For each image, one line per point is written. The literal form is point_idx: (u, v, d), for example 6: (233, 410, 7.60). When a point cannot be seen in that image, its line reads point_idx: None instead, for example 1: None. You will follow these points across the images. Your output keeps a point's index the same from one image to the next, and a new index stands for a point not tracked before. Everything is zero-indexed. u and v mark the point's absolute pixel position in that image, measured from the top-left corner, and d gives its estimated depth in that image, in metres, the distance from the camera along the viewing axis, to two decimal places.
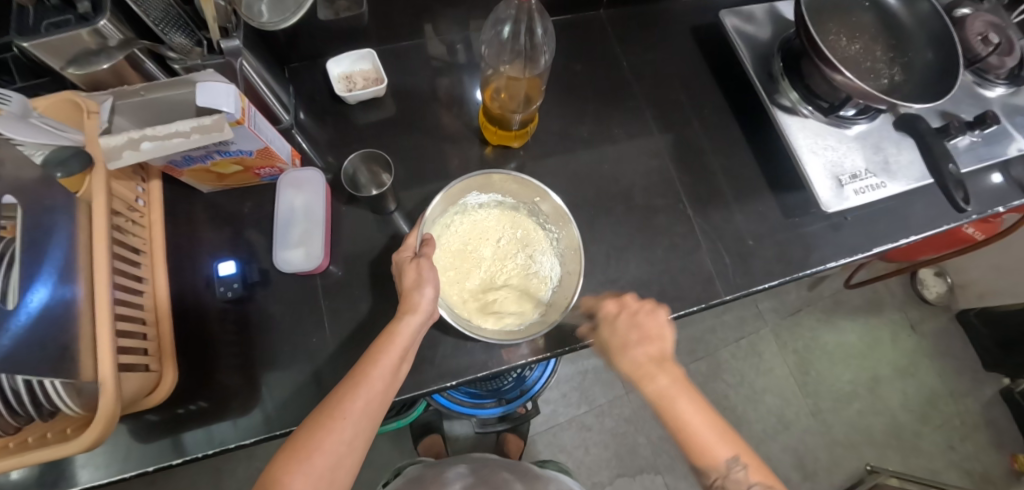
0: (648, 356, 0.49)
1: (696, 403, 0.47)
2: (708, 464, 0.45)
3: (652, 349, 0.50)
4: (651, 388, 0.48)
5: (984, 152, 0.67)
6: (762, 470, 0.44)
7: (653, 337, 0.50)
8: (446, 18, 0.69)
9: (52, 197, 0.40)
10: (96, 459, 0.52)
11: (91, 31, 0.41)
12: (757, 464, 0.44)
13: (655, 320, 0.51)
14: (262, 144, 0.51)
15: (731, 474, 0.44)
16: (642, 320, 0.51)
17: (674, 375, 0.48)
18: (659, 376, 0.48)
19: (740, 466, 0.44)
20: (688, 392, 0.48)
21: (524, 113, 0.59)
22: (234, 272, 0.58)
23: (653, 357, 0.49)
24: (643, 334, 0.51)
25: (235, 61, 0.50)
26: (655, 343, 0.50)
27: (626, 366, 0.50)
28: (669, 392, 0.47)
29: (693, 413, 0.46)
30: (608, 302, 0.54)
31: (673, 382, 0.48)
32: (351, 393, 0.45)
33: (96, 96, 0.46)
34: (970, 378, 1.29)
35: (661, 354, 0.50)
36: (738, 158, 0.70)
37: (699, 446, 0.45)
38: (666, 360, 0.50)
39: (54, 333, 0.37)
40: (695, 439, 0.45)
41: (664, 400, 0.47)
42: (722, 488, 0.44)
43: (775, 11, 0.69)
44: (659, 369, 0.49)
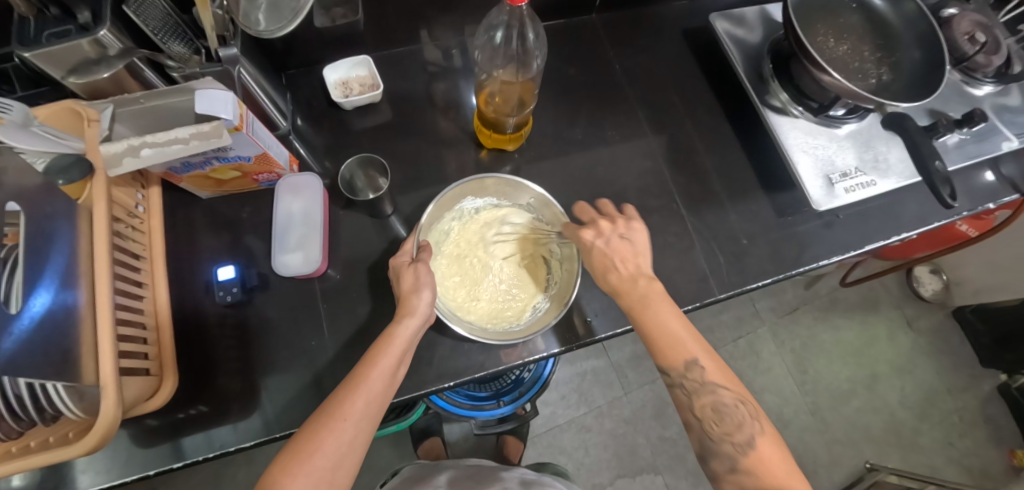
0: (625, 273, 0.52)
1: (669, 311, 0.49)
2: (669, 364, 0.48)
3: (629, 266, 0.52)
4: (626, 298, 0.51)
5: (973, 149, 0.68)
6: (721, 374, 0.47)
7: (628, 255, 0.53)
8: (440, 24, 0.70)
9: (52, 204, 0.41)
10: (97, 463, 0.52)
11: (92, 41, 0.42)
12: (718, 367, 0.47)
13: (635, 237, 0.54)
14: (259, 150, 0.52)
15: (689, 372, 0.47)
16: (617, 240, 0.53)
17: (652, 286, 0.51)
18: (633, 289, 0.51)
19: (698, 367, 0.47)
20: (664, 302, 0.50)
21: (518, 116, 0.61)
22: (233, 277, 0.58)
23: (631, 273, 0.52)
24: (620, 253, 0.53)
25: (233, 69, 0.51)
26: (631, 261, 0.53)
27: (609, 281, 0.52)
28: (642, 298, 0.50)
29: (667, 320, 0.49)
30: (584, 207, 0.58)
31: (646, 293, 0.50)
32: (351, 393, 0.45)
33: (95, 105, 0.46)
34: (967, 374, 1.29)
35: (640, 270, 0.52)
36: (731, 158, 0.71)
37: (665, 348, 0.48)
38: (642, 274, 0.52)
39: (56, 338, 0.38)
40: (660, 341, 0.48)
41: (637, 306, 0.50)
42: (681, 386, 0.47)
43: (764, 13, 0.70)
44: (636, 282, 0.51)
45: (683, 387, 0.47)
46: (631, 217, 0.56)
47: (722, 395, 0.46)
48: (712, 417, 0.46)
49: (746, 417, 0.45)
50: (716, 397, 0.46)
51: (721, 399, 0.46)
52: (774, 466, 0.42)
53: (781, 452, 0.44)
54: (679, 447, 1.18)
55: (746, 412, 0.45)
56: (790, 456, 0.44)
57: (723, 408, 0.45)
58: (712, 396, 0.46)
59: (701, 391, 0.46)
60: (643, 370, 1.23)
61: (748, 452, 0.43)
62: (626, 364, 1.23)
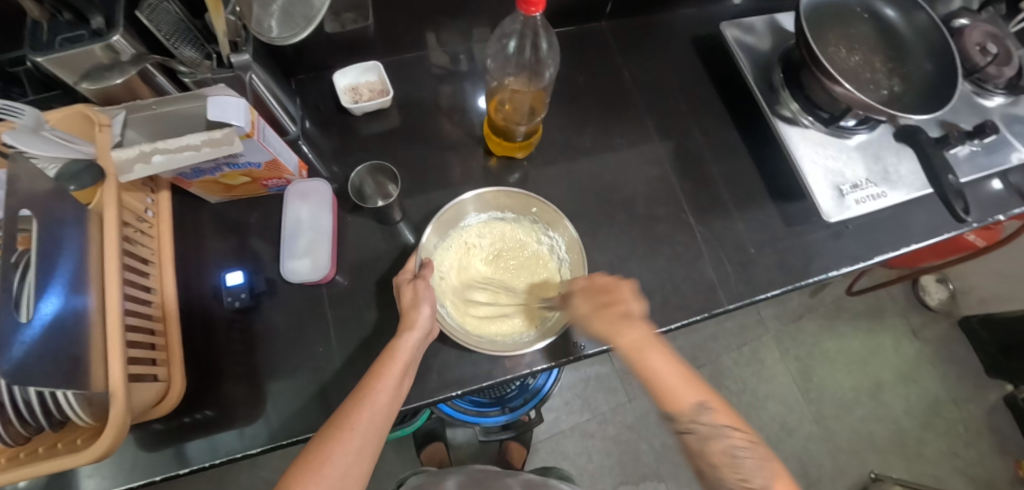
0: (616, 314, 0.50)
1: (665, 354, 0.48)
2: (676, 410, 0.45)
3: (617, 309, 0.51)
4: (622, 341, 0.48)
5: (984, 161, 0.68)
6: (729, 415, 0.45)
7: (619, 302, 0.51)
8: (450, 29, 0.70)
9: (63, 209, 0.41)
10: (103, 469, 0.52)
11: (104, 47, 0.42)
12: (725, 407, 0.46)
13: (626, 294, 0.52)
14: (269, 156, 0.52)
15: (699, 417, 0.45)
16: (609, 289, 0.52)
17: (639, 329, 0.49)
18: (626, 331, 0.49)
19: (707, 410, 0.45)
20: (657, 345, 0.48)
21: (529, 125, 0.60)
22: (242, 282, 0.58)
23: (621, 316, 0.50)
24: (609, 300, 0.52)
25: (244, 75, 0.51)
26: (620, 306, 0.51)
27: (598, 325, 0.50)
28: (640, 345, 0.47)
29: (661, 363, 0.47)
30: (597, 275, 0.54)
31: (640, 337, 0.48)
32: (357, 405, 0.45)
33: (108, 110, 0.46)
34: (972, 384, 1.29)
35: (628, 313, 0.50)
36: (740, 167, 0.71)
37: (670, 392, 0.46)
38: (632, 317, 0.50)
39: (66, 345, 0.38)
40: (660, 386, 0.46)
41: (635, 353, 0.48)
42: (692, 431, 0.45)
43: (774, 23, 0.70)
44: (628, 325, 0.49)
45: (694, 434, 0.44)
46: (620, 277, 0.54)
47: (733, 437, 0.44)
48: (728, 463, 0.43)
49: (760, 464, 0.43)
50: (729, 441, 0.44)
51: (734, 442, 0.44)
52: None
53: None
54: (681, 455, 1.18)
55: (759, 455, 0.44)
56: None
57: (738, 453, 0.44)
58: (724, 440, 0.44)
59: (714, 435, 0.44)
60: None
61: None
62: (629, 370, 1.23)
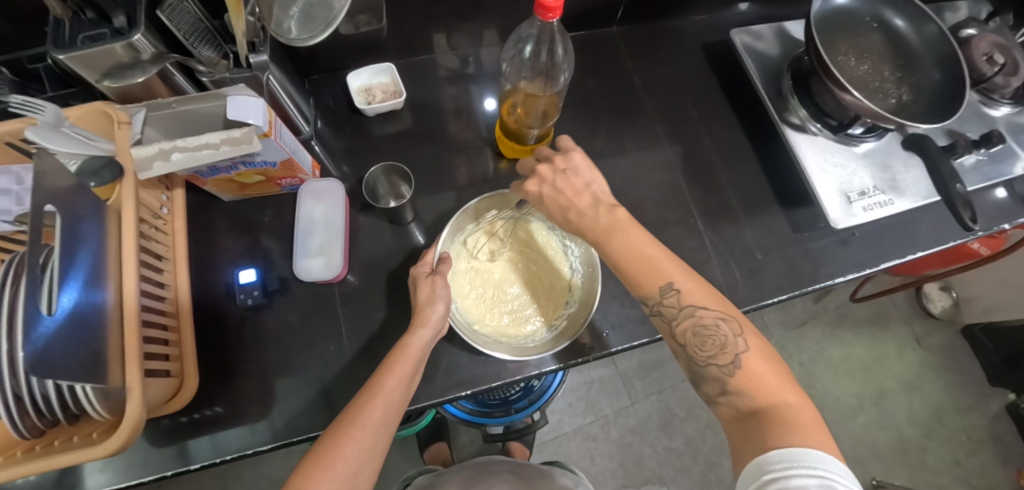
0: (584, 207, 0.51)
1: (632, 236, 0.48)
2: (645, 294, 0.47)
3: (584, 199, 0.51)
4: (590, 230, 0.50)
5: (990, 171, 0.68)
6: (695, 292, 0.46)
7: (581, 186, 0.52)
8: (462, 32, 0.71)
9: (85, 205, 0.41)
10: (115, 463, 0.53)
11: (126, 45, 0.43)
12: (694, 287, 0.46)
13: (579, 172, 0.52)
14: (285, 156, 0.53)
15: (664, 299, 0.46)
16: (562, 177, 0.52)
17: (615, 214, 0.50)
18: (596, 219, 0.50)
19: (673, 291, 0.46)
20: (626, 227, 0.49)
21: (541, 128, 0.61)
22: (254, 280, 0.59)
23: (589, 205, 0.51)
24: (569, 191, 0.51)
25: (262, 75, 0.52)
26: (585, 194, 0.51)
27: (571, 225, 0.52)
28: (608, 228, 0.49)
29: (628, 244, 0.48)
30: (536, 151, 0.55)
31: (609, 220, 0.49)
32: (368, 402, 0.46)
33: (128, 108, 0.47)
34: (975, 392, 1.29)
35: (596, 198, 0.51)
36: (747, 172, 0.71)
37: (641, 277, 0.47)
38: (602, 203, 0.51)
39: (85, 339, 0.38)
40: (632, 269, 0.48)
41: (600, 237, 0.49)
42: (659, 312, 0.47)
43: (782, 30, 0.71)
44: (597, 214, 0.50)
45: (662, 315, 0.47)
46: (568, 148, 0.53)
47: (701, 316, 0.45)
48: (695, 341, 0.45)
49: (729, 336, 0.44)
50: (694, 320, 0.45)
51: (699, 321, 0.45)
52: (764, 381, 0.42)
53: (768, 365, 0.43)
54: (683, 459, 1.18)
55: (731, 329, 0.44)
56: (778, 365, 0.43)
57: (704, 330, 0.45)
58: (692, 320, 0.45)
59: (680, 316, 0.46)
60: (649, 381, 1.23)
61: (734, 372, 0.43)
62: (633, 373, 1.23)
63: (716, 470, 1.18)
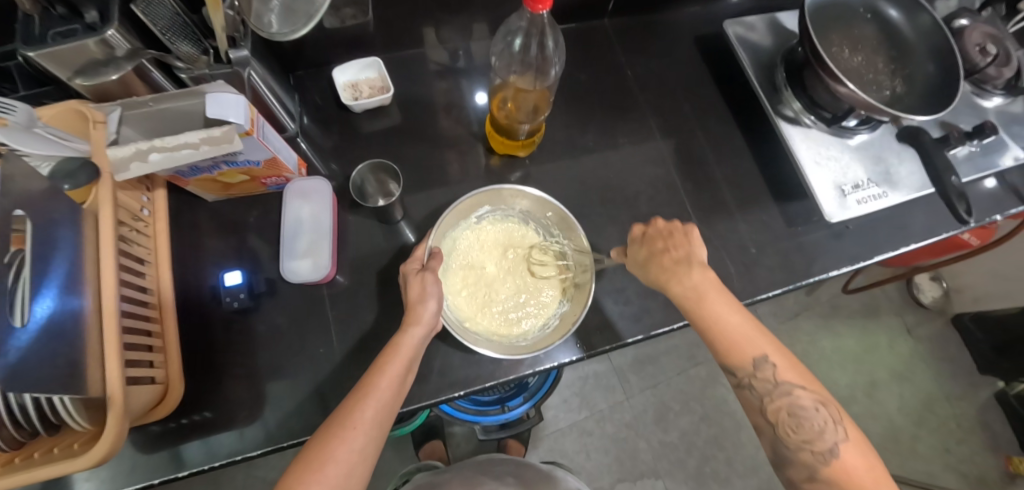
0: (673, 259, 0.52)
1: (725, 303, 0.50)
2: (736, 363, 0.49)
3: (676, 253, 0.53)
4: (680, 288, 0.51)
5: (982, 163, 0.68)
6: (791, 371, 0.48)
7: (681, 244, 0.53)
8: (451, 25, 0.69)
9: (58, 209, 0.39)
10: (99, 473, 0.51)
11: (98, 41, 0.41)
12: (789, 364, 0.48)
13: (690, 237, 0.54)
14: (269, 154, 0.51)
15: (758, 372, 0.48)
16: (670, 234, 0.54)
17: (707, 273, 0.51)
18: (687, 277, 0.51)
19: (768, 365, 0.48)
20: (718, 291, 0.51)
21: (531, 124, 0.60)
22: (241, 282, 0.57)
23: (680, 260, 0.52)
24: (671, 245, 0.53)
25: (243, 71, 0.50)
26: (682, 250, 0.53)
27: (653, 271, 0.53)
28: (701, 286, 0.50)
29: (719, 310, 0.50)
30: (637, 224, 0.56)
31: (702, 283, 0.51)
32: (360, 403, 0.45)
33: (103, 107, 0.45)
34: (964, 381, 1.31)
35: (687, 256, 0.52)
36: (741, 166, 0.71)
37: (731, 345, 0.49)
38: (694, 261, 0.52)
39: (62, 349, 0.37)
40: (724, 337, 0.49)
41: (695, 298, 0.50)
42: (750, 386, 0.48)
43: (776, 22, 0.70)
44: (688, 269, 0.51)
45: (752, 388, 0.48)
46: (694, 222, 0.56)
47: (798, 396, 0.47)
48: (788, 422, 0.46)
49: (826, 423, 0.46)
50: (791, 400, 0.47)
51: (796, 402, 0.47)
52: (860, 473, 0.43)
53: (864, 456, 0.44)
54: (679, 452, 1.19)
55: (826, 414, 0.46)
56: (872, 456, 0.45)
57: (800, 412, 0.46)
58: (788, 398, 0.47)
59: (775, 393, 0.47)
60: (644, 375, 1.23)
61: (829, 460, 0.44)
62: (628, 368, 1.23)
63: (711, 463, 1.19)
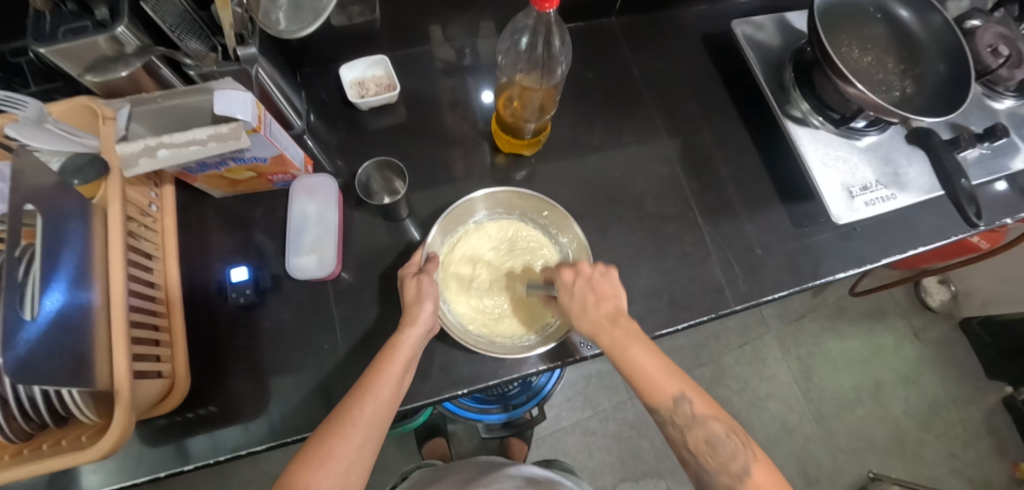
0: (603, 313, 0.52)
1: (647, 350, 0.49)
2: (657, 402, 0.47)
3: (606, 306, 0.53)
4: (607, 339, 0.51)
5: (992, 165, 0.68)
6: (706, 405, 0.46)
7: (608, 296, 0.53)
8: (458, 23, 0.69)
9: (67, 204, 0.40)
10: (107, 465, 0.52)
11: (108, 38, 0.41)
12: (704, 399, 0.47)
13: (605, 282, 0.54)
14: (276, 151, 0.51)
15: (678, 409, 0.46)
16: (597, 282, 0.54)
17: (626, 327, 0.51)
18: (613, 328, 0.51)
19: (687, 401, 0.46)
20: (642, 340, 0.50)
21: (537, 123, 0.60)
22: (247, 278, 0.58)
23: (608, 314, 0.52)
24: (598, 294, 0.53)
25: (251, 69, 0.50)
26: (608, 301, 0.53)
27: (586, 325, 0.52)
28: (621, 342, 0.50)
29: (642, 357, 0.49)
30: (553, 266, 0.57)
31: (625, 334, 0.50)
32: (359, 401, 0.46)
33: (113, 103, 0.46)
34: (972, 386, 1.29)
35: (615, 311, 0.52)
36: (748, 167, 0.70)
37: (649, 386, 0.47)
38: (621, 314, 0.52)
39: (70, 342, 0.37)
40: (645, 378, 0.48)
41: (616, 347, 0.50)
42: (672, 424, 0.46)
43: (785, 21, 0.69)
44: (614, 324, 0.51)
45: (674, 425, 0.46)
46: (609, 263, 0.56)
47: (712, 426, 0.45)
48: (706, 450, 0.44)
49: (738, 447, 0.43)
50: (708, 430, 0.44)
51: (713, 431, 0.44)
52: None
53: (777, 480, 0.42)
54: None
55: (737, 442, 0.44)
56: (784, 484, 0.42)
57: (716, 441, 0.44)
58: (704, 429, 0.44)
59: (693, 425, 0.45)
60: None
61: (743, 482, 0.42)
62: None
63: None
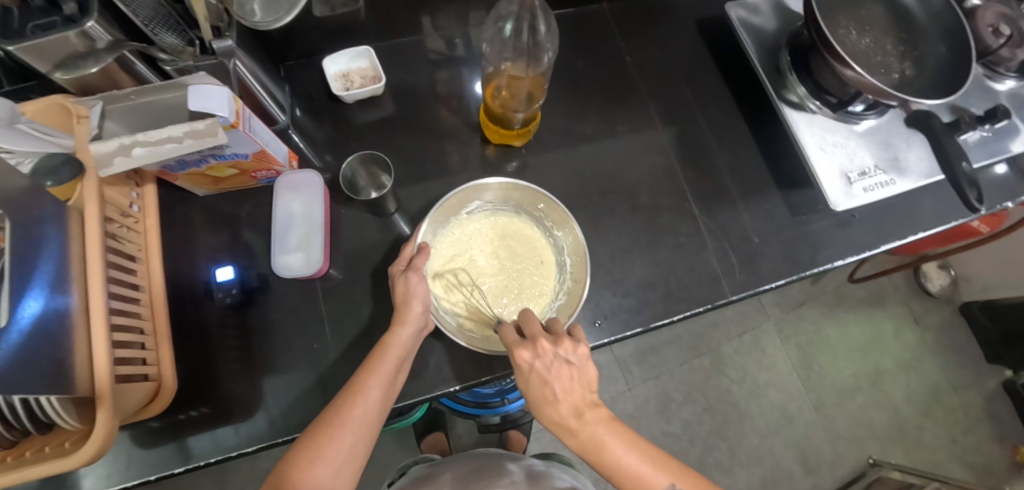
0: (566, 410, 0.45)
1: (625, 440, 0.45)
2: None
3: (571, 401, 0.45)
4: (574, 441, 0.45)
5: (993, 147, 0.66)
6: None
7: (572, 386, 0.45)
8: (446, 12, 0.67)
9: (40, 207, 0.39)
10: (97, 469, 0.52)
11: (78, 33, 0.40)
12: (694, 482, 0.44)
13: (569, 365, 0.46)
14: (257, 147, 0.50)
15: None
16: (557, 371, 0.45)
17: (594, 419, 0.45)
18: (580, 428, 0.45)
19: None
20: (614, 430, 0.45)
21: (526, 112, 0.58)
22: (232, 278, 0.57)
23: (574, 408, 0.45)
24: (561, 385, 0.45)
25: (228, 62, 0.49)
26: (574, 393, 0.45)
27: (548, 422, 0.46)
28: (595, 443, 0.44)
29: (622, 455, 0.44)
30: (505, 325, 0.48)
31: (596, 429, 0.45)
32: (349, 402, 0.45)
33: (85, 101, 0.44)
34: (972, 371, 1.29)
35: (583, 401, 0.45)
36: (743, 154, 0.69)
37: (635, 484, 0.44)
38: (585, 404, 0.45)
39: (47, 348, 0.36)
40: (629, 480, 0.44)
41: (591, 449, 0.44)
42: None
43: (780, 3, 0.67)
44: (581, 420, 0.45)
45: None
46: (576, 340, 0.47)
47: None
48: None
49: None
50: None
51: None
52: None
53: None
54: (681, 442, 1.18)
55: None
56: None
57: None
58: None
59: None
60: (646, 365, 1.23)
61: None
62: (629, 358, 1.23)
63: (713, 453, 1.19)
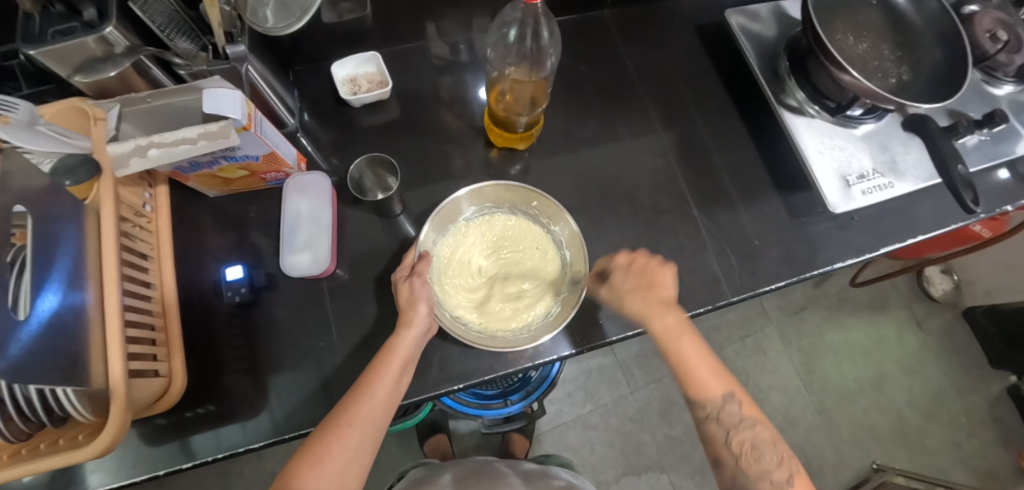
0: (660, 299, 0.54)
1: (698, 346, 0.52)
2: (703, 399, 0.50)
3: (661, 295, 0.54)
4: (659, 325, 0.53)
5: (992, 151, 0.67)
6: (752, 408, 0.50)
7: (665, 287, 0.55)
8: (450, 18, 0.69)
9: (59, 205, 0.40)
10: (106, 464, 0.53)
11: (97, 38, 0.41)
12: (750, 402, 0.50)
13: (660, 271, 0.56)
14: (268, 149, 0.52)
15: (725, 407, 0.49)
16: (654, 267, 0.56)
17: (670, 319, 0.53)
18: (663, 317, 0.53)
19: (733, 401, 0.49)
20: (691, 335, 0.53)
21: (530, 115, 0.60)
22: (242, 277, 0.57)
23: (662, 302, 0.54)
24: (653, 280, 0.55)
25: (241, 67, 0.50)
26: (666, 290, 0.55)
27: (634, 306, 0.54)
28: (678, 331, 0.52)
29: (694, 353, 0.52)
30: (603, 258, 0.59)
31: (679, 325, 0.53)
32: (356, 401, 0.46)
33: (102, 104, 0.46)
34: (977, 375, 1.28)
35: (670, 299, 0.55)
36: (743, 157, 0.70)
37: (696, 382, 0.50)
38: (671, 306, 0.54)
39: (64, 343, 0.37)
40: (694, 374, 0.51)
41: (670, 337, 0.52)
42: (715, 421, 0.49)
43: (779, 10, 0.69)
44: (668, 310, 0.54)
45: (718, 422, 0.49)
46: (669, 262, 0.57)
47: (758, 431, 0.48)
48: (751, 453, 0.47)
49: (779, 458, 0.47)
50: (754, 434, 0.48)
51: (758, 434, 0.48)
52: None
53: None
54: (683, 446, 1.18)
55: (780, 451, 0.47)
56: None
57: (759, 447, 0.47)
58: (750, 433, 0.48)
59: (740, 427, 0.48)
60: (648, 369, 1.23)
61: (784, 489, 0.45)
62: (632, 362, 1.23)
63: None
